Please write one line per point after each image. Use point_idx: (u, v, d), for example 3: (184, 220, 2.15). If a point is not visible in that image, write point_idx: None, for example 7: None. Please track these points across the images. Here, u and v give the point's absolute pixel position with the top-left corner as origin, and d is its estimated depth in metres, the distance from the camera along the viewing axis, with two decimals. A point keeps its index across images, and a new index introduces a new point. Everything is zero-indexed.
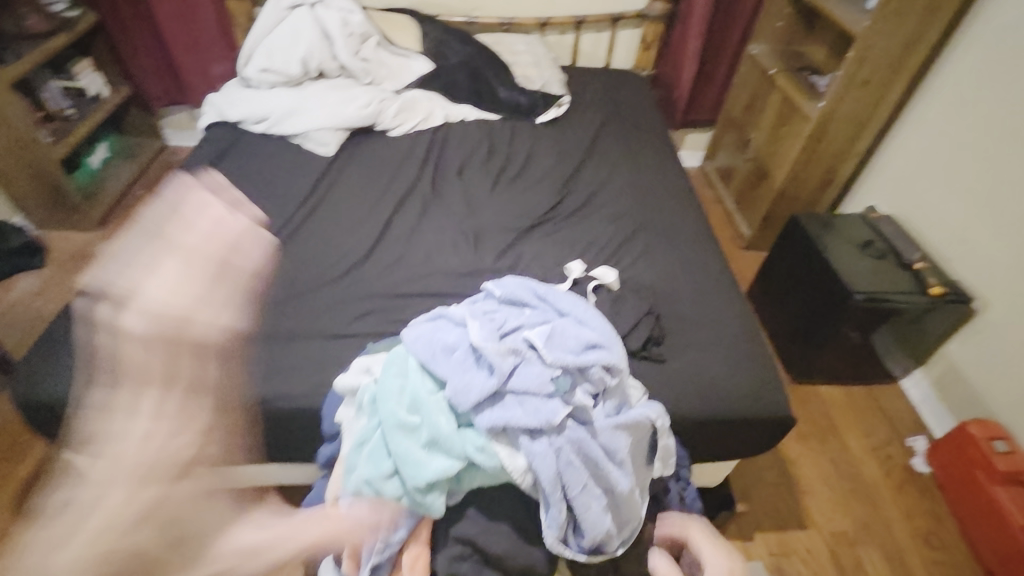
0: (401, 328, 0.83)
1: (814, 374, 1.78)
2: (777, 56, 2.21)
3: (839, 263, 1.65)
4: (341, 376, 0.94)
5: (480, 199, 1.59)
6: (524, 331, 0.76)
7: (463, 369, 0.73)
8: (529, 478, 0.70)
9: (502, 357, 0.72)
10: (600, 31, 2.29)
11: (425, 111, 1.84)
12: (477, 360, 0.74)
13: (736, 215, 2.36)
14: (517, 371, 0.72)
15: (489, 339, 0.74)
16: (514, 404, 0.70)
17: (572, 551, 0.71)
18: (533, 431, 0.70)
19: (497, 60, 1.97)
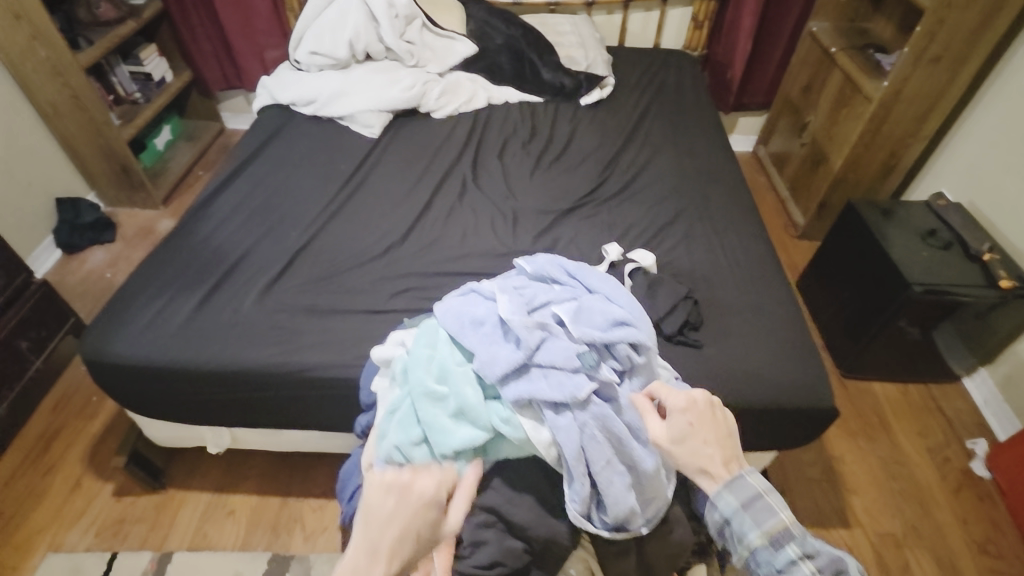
0: (433, 302, 0.85)
1: (866, 369, 1.70)
2: (839, 34, 2.09)
3: (897, 253, 1.56)
4: (377, 349, 0.98)
5: (519, 181, 1.59)
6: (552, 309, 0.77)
7: (490, 342, 0.74)
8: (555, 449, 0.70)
9: (530, 331, 0.73)
10: (649, 10, 2.23)
11: (469, 93, 1.85)
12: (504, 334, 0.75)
13: (788, 203, 2.26)
14: (543, 346, 0.73)
15: (518, 313, 0.75)
16: (539, 377, 0.71)
17: (594, 526, 0.71)
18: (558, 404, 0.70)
19: (542, 41, 1.95)
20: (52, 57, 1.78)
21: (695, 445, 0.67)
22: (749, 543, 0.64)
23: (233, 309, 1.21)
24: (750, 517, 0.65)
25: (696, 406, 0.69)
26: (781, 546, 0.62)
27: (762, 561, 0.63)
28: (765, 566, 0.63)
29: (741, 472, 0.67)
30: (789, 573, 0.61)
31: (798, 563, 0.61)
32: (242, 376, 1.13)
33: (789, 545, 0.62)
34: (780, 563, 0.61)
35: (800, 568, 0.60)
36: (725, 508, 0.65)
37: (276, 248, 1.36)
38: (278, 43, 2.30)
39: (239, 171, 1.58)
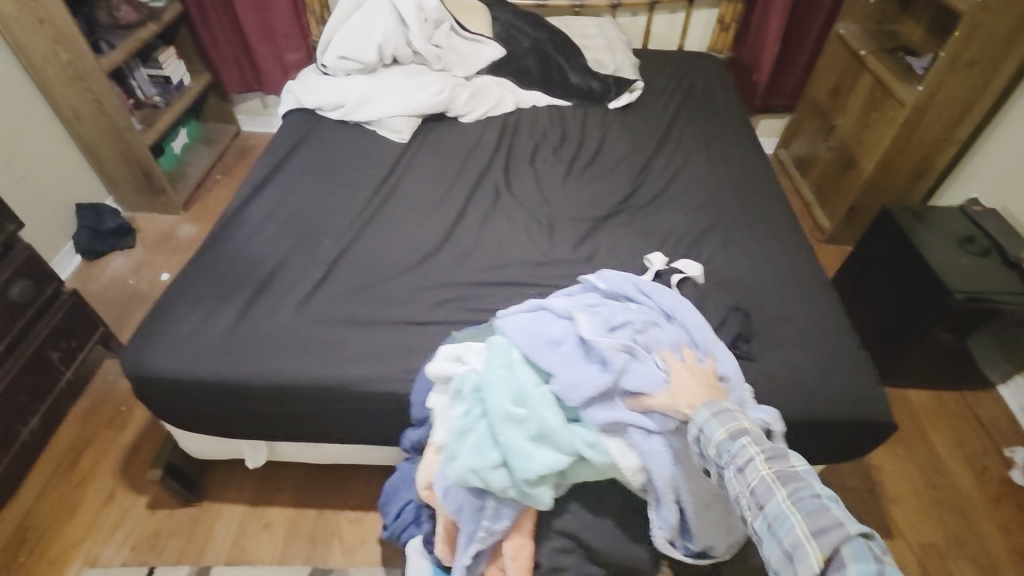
0: (501, 319, 0.85)
1: (902, 376, 1.69)
2: (866, 37, 2.07)
3: (937, 260, 1.55)
4: (430, 363, 0.98)
5: (553, 187, 1.57)
6: (632, 328, 0.78)
7: (574, 363, 0.75)
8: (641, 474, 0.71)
9: (614, 351, 0.74)
10: (674, 11, 2.21)
11: (497, 97, 1.83)
12: (585, 355, 0.76)
13: (814, 207, 2.25)
14: (629, 367, 0.73)
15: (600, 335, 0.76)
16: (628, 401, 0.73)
17: (678, 552, 0.73)
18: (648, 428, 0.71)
19: (570, 43, 1.93)
20: (75, 62, 1.74)
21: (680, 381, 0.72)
22: (713, 442, 0.62)
23: (275, 319, 1.19)
24: (718, 419, 0.64)
25: (683, 359, 0.75)
26: (736, 437, 0.61)
27: (720, 452, 0.61)
28: (722, 457, 0.61)
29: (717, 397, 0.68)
30: (738, 457, 0.59)
31: (747, 444, 0.60)
32: (286, 390, 1.11)
33: (743, 433, 0.61)
34: (733, 450, 0.60)
35: (748, 450, 0.59)
36: (700, 419, 0.65)
37: (313, 256, 1.33)
38: (297, 45, 2.27)
39: (270, 176, 1.55)
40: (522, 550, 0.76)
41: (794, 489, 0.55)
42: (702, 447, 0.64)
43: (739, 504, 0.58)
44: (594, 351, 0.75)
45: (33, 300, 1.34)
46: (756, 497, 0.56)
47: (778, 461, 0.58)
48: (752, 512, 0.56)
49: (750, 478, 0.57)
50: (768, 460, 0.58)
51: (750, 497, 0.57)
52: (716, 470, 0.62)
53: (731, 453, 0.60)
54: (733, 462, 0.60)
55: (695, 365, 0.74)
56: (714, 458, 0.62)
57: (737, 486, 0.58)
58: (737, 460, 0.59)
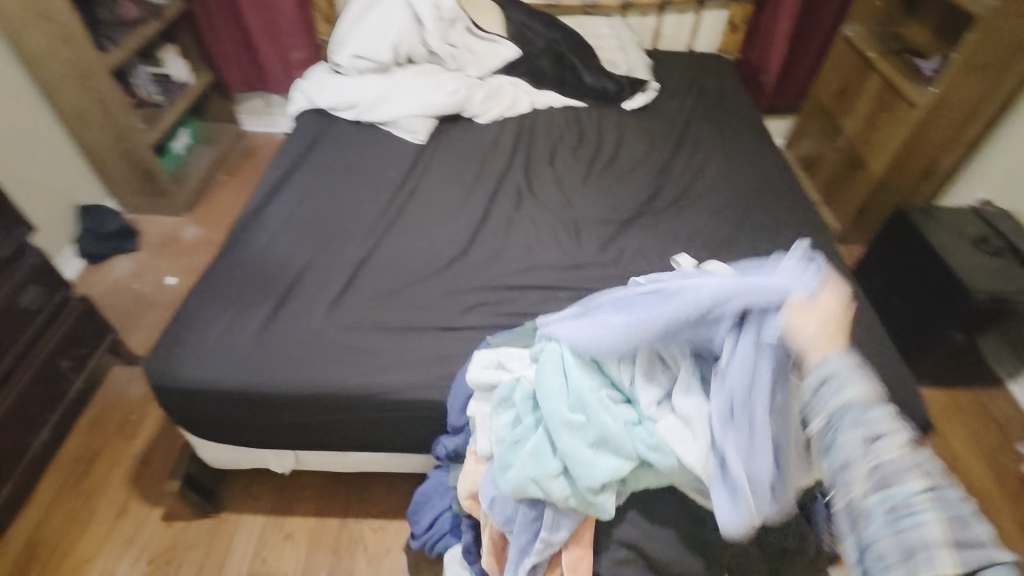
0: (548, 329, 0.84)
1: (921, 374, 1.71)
2: (874, 38, 2.08)
3: (955, 260, 1.56)
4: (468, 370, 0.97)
5: (574, 188, 1.56)
6: (748, 280, 0.70)
7: (681, 324, 0.72)
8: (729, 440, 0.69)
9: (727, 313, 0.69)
10: (684, 12, 2.21)
11: (512, 97, 1.81)
12: (696, 311, 0.71)
13: (822, 207, 2.27)
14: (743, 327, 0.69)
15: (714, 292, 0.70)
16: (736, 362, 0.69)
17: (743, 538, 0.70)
18: (752, 390, 0.68)
19: (584, 44, 1.92)
20: (78, 59, 1.69)
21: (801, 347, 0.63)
22: (843, 401, 0.57)
23: (302, 326, 1.16)
24: (858, 377, 0.57)
25: (814, 316, 0.63)
26: (875, 406, 0.55)
27: (850, 414, 0.56)
28: (851, 418, 0.56)
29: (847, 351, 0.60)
30: (876, 426, 0.54)
31: (887, 421, 0.55)
32: (317, 399, 1.08)
33: (890, 411, 0.55)
34: (871, 417, 0.55)
35: (889, 425, 0.54)
36: (836, 368, 0.58)
37: (336, 261, 1.30)
38: (303, 44, 2.22)
39: (286, 178, 1.52)
40: (580, 556, 0.75)
41: (933, 487, 0.51)
42: (822, 399, 0.58)
43: (854, 470, 0.54)
44: (704, 309, 0.71)
45: (43, 307, 1.29)
46: (882, 474, 0.53)
47: (921, 453, 0.53)
48: (869, 485, 0.53)
49: (883, 452, 0.53)
50: (908, 444, 0.53)
51: (875, 474, 0.53)
52: (828, 422, 0.57)
53: (872, 424, 0.55)
54: (865, 427, 0.55)
55: (828, 316, 0.63)
56: (840, 416, 0.56)
57: (863, 457, 0.54)
58: (871, 429, 0.54)
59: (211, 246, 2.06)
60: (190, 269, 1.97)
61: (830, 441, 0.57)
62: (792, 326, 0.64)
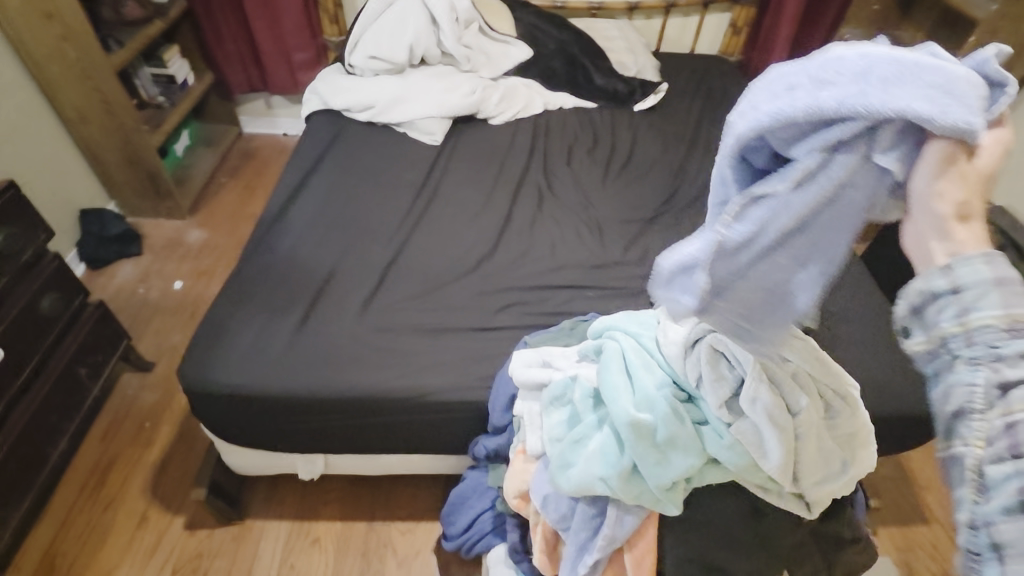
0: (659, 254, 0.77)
1: None
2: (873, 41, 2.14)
3: None
4: (513, 368, 0.98)
5: (593, 188, 1.57)
6: (919, 87, 0.44)
7: (772, 123, 0.48)
8: (719, 276, 0.51)
9: (849, 130, 0.46)
10: (688, 15, 2.25)
11: (526, 98, 1.82)
12: (811, 108, 0.47)
13: None
14: (846, 149, 0.47)
15: (854, 92, 0.46)
16: (804, 194, 0.48)
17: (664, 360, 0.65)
18: (790, 235, 0.50)
19: (595, 46, 1.94)
20: (83, 58, 1.66)
21: (925, 223, 0.48)
22: (970, 321, 0.45)
23: (335, 329, 1.15)
24: (999, 297, 0.45)
25: (967, 178, 0.46)
26: (1018, 335, 0.44)
27: (978, 345, 0.45)
28: (977, 349, 0.45)
29: (988, 251, 0.47)
30: (1010, 363, 0.44)
31: None
32: (355, 402, 1.07)
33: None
34: (1009, 352, 0.44)
35: None
36: (967, 275, 0.46)
37: (364, 263, 1.29)
38: (306, 44, 2.18)
39: (306, 179, 1.50)
40: (646, 547, 0.76)
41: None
42: (933, 316, 0.48)
43: (973, 421, 0.44)
44: (822, 114, 0.47)
45: (60, 314, 1.27)
46: (1013, 431, 0.42)
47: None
48: (993, 447, 0.43)
49: (1021, 402, 0.43)
50: None
51: (1004, 434, 0.42)
52: (938, 351, 0.47)
53: (1007, 363, 0.44)
54: (992, 367, 0.44)
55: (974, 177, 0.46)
56: (959, 349, 0.46)
57: (986, 406, 0.44)
58: (1002, 368, 0.44)
59: (217, 248, 2.02)
60: (196, 273, 1.94)
61: (944, 382, 0.47)
62: (930, 187, 0.47)
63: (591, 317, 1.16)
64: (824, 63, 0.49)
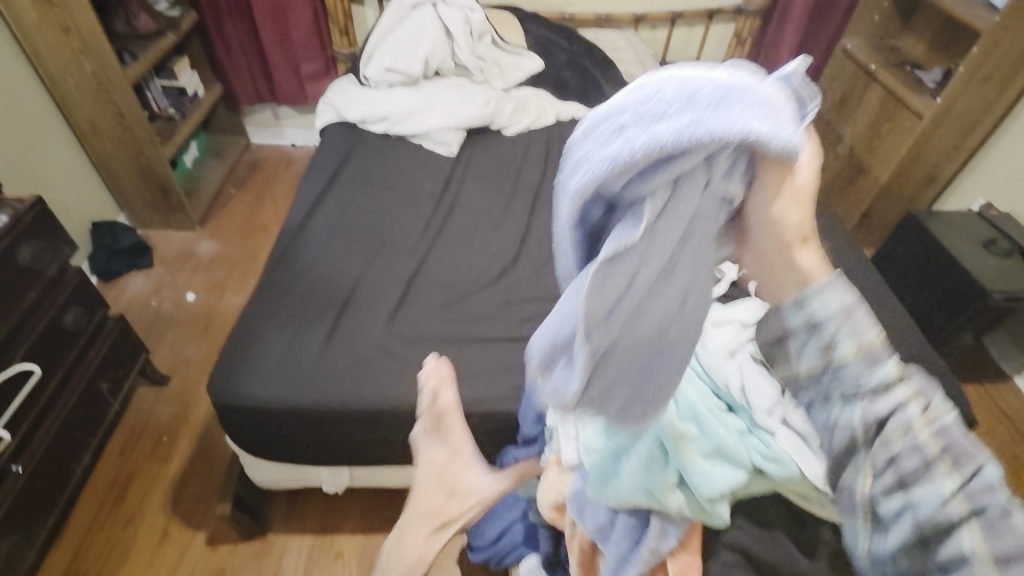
0: None
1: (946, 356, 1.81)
2: (874, 51, 2.18)
3: (969, 264, 1.68)
4: None
5: None
6: (741, 109, 0.45)
7: (610, 170, 0.47)
8: (595, 343, 0.49)
9: (685, 160, 0.45)
10: (693, 25, 2.28)
11: (537, 109, 1.83)
12: (654, 146, 0.45)
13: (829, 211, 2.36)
14: (691, 176, 0.46)
15: (681, 124, 0.45)
16: (657, 238, 0.47)
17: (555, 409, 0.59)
18: (654, 284, 0.48)
19: (605, 56, 1.96)
20: (99, 70, 1.65)
21: (770, 248, 0.53)
22: (837, 355, 0.51)
23: (362, 341, 1.15)
24: (850, 323, 0.51)
25: (796, 196, 0.49)
26: (877, 361, 0.49)
27: (845, 376, 0.51)
28: (848, 381, 0.51)
29: (831, 277, 0.52)
30: (880, 393, 0.48)
31: (902, 390, 0.47)
32: (385, 416, 1.07)
33: (895, 373, 0.48)
34: (874, 382, 0.49)
35: (893, 390, 0.48)
36: (819, 309, 0.52)
37: (388, 274, 1.30)
38: (315, 55, 2.18)
39: (324, 191, 1.51)
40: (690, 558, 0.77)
41: (963, 468, 0.44)
42: (796, 354, 0.55)
43: (862, 458, 0.50)
44: (662, 148, 0.45)
45: (83, 329, 1.27)
46: (897, 462, 0.47)
47: (946, 431, 0.45)
48: (882, 481, 0.48)
49: (894, 430, 0.47)
50: (924, 414, 0.46)
51: (889, 468, 0.47)
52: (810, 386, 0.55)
53: (873, 396, 0.48)
54: (865, 401, 0.50)
55: (805, 191, 0.50)
56: (833, 384, 0.52)
57: (867, 439, 0.49)
58: (870, 400, 0.49)
59: (228, 260, 2.02)
60: (209, 285, 1.93)
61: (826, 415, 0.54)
62: (768, 209, 0.50)
63: None
64: (649, 97, 0.48)
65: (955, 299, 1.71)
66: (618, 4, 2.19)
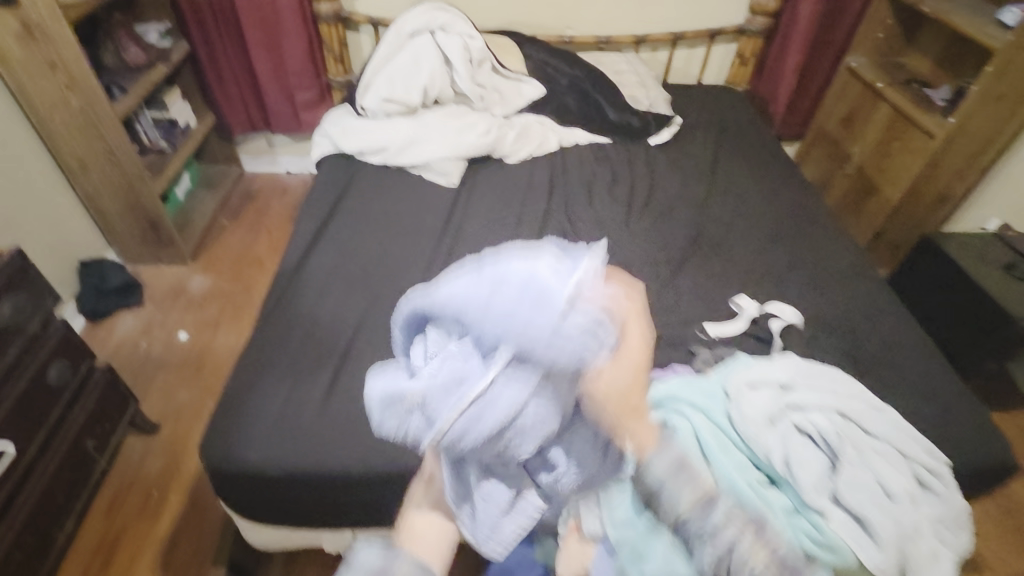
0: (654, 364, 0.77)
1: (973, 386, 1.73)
2: (880, 69, 2.15)
3: (992, 289, 1.62)
4: None
5: (618, 230, 1.52)
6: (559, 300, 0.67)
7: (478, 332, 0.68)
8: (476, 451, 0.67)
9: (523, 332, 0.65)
10: (694, 46, 2.25)
11: (540, 137, 1.79)
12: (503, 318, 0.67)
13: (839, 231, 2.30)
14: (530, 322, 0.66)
15: (528, 287, 0.68)
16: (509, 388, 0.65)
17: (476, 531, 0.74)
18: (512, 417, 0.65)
19: (608, 81, 1.91)
20: (84, 105, 1.59)
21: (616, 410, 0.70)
22: (683, 504, 0.64)
23: (364, 395, 1.08)
24: (681, 480, 0.65)
25: (618, 368, 0.70)
26: (708, 510, 0.63)
27: (692, 525, 0.63)
28: (696, 532, 0.63)
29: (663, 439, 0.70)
30: (716, 535, 0.62)
31: (729, 527, 0.62)
32: (391, 480, 0.99)
33: (722, 520, 0.62)
34: (711, 530, 0.62)
35: (725, 531, 0.62)
36: (658, 474, 0.66)
37: (390, 318, 1.23)
38: (309, 84, 2.12)
39: (321, 229, 1.45)
40: None
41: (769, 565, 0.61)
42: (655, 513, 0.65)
43: None
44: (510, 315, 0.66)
45: (67, 383, 1.19)
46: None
47: (780, 556, 0.61)
48: None
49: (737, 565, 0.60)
50: (757, 545, 0.61)
51: None
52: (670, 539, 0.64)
53: (717, 535, 0.62)
54: (712, 542, 0.62)
55: (625, 369, 0.71)
56: (690, 535, 0.63)
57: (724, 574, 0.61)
58: (717, 544, 0.61)
59: (221, 296, 1.95)
60: (201, 323, 1.86)
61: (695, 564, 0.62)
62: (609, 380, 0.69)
63: None
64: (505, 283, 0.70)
65: (979, 325, 1.65)
66: (619, 26, 2.15)
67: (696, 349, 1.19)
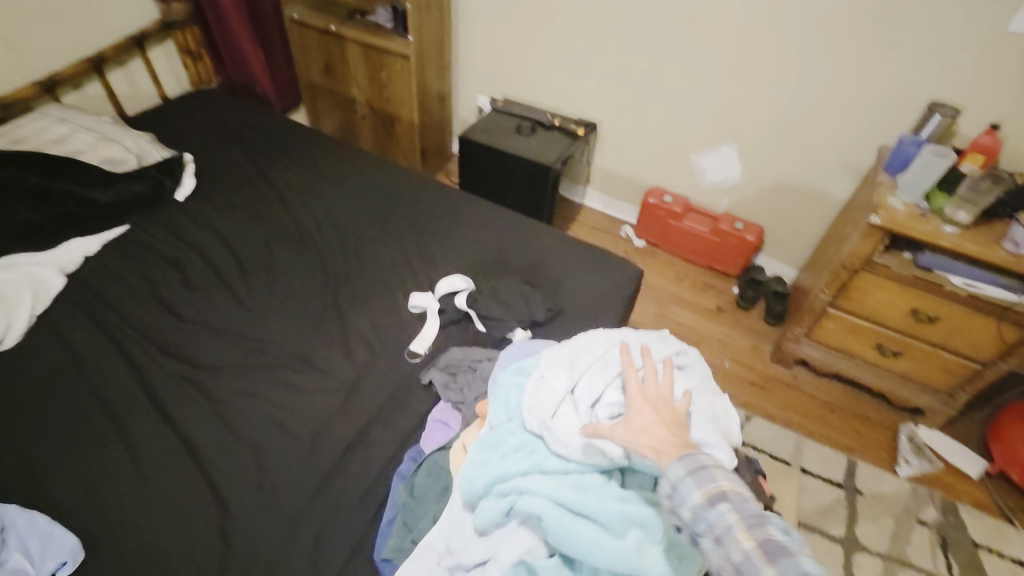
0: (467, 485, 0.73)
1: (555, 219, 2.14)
2: (318, 11, 2.07)
3: (524, 151, 1.95)
4: None
5: (240, 326, 1.21)
6: None
7: None
8: None
9: None
10: (125, 62, 1.76)
11: (26, 286, 1.19)
12: None
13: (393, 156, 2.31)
14: None
15: None
16: None
17: None
18: None
19: (52, 158, 1.32)
20: None
21: None
22: (689, 505, 0.62)
23: None
24: (695, 483, 0.62)
25: None
26: (715, 504, 0.61)
27: (698, 519, 0.61)
28: (703, 527, 0.61)
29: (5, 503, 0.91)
30: (720, 531, 0.59)
31: (724, 510, 0.60)
32: None
33: (746, 541, 0.57)
34: (714, 521, 0.60)
35: (728, 521, 0.59)
36: (687, 493, 0.62)
37: None
38: None
39: None
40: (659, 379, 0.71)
41: (767, 547, 0.56)
42: (680, 503, 0.63)
43: (732, 542, 0.58)
44: None
45: None
46: (719, 537, 0.59)
47: (759, 531, 0.58)
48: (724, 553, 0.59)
49: (732, 550, 0.58)
50: (746, 530, 0.58)
51: (727, 543, 0.58)
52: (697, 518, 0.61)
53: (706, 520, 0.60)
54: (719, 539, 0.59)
55: None
56: (698, 521, 0.61)
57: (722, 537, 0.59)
58: (715, 531, 0.60)
59: None
60: None
61: (722, 536, 0.59)
62: None
63: (417, 462, 0.97)
64: None
65: (531, 182, 1.96)
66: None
67: (428, 378, 1.10)
